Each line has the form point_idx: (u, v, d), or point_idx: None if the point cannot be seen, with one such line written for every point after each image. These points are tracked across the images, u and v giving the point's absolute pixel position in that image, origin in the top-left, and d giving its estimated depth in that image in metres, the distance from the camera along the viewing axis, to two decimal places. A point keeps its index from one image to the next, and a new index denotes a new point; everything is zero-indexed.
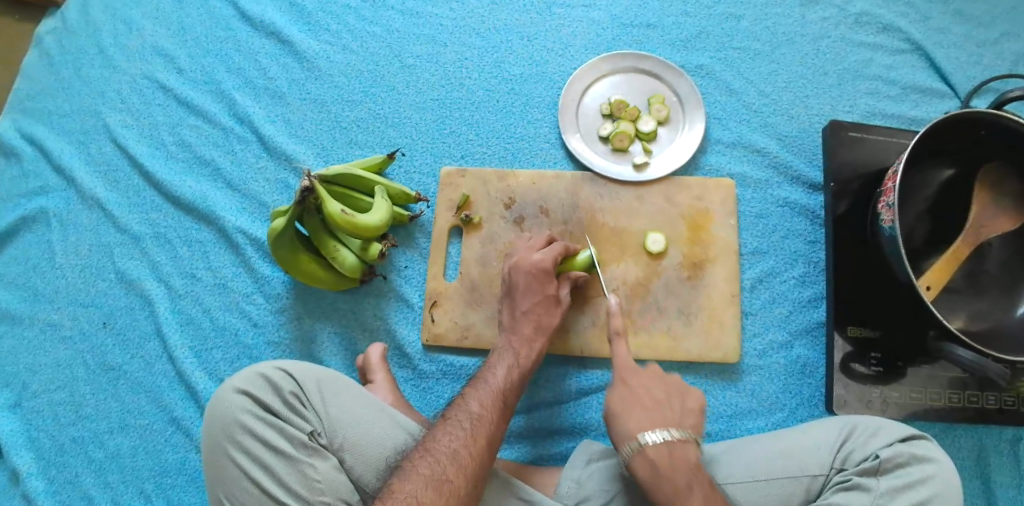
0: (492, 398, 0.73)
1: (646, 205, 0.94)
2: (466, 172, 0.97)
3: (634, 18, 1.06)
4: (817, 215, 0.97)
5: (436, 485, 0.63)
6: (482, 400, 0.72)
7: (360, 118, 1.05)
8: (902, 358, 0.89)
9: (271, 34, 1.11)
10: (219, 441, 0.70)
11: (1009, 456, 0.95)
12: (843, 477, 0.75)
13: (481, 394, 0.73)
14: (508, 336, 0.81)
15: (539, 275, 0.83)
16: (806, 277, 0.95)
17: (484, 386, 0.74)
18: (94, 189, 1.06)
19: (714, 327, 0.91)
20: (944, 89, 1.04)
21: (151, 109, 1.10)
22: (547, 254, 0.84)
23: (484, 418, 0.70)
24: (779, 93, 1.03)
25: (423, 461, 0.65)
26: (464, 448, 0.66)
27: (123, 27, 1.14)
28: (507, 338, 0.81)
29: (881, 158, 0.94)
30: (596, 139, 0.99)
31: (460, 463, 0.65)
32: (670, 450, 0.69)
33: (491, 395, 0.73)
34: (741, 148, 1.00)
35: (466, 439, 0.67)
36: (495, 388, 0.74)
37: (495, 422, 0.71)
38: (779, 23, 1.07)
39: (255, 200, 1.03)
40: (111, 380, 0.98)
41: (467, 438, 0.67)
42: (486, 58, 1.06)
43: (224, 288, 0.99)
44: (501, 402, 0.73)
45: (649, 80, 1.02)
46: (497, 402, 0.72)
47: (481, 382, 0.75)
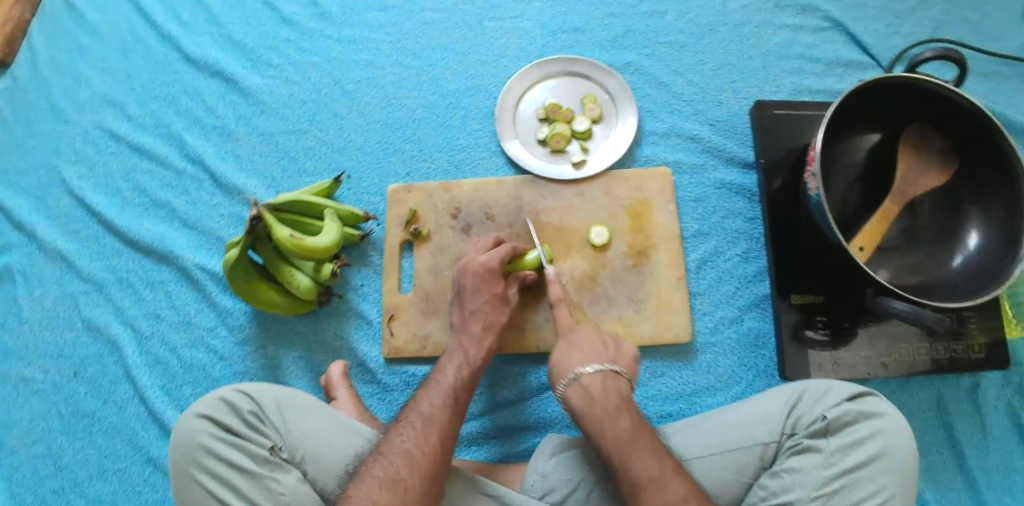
0: (443, 397, 0.76)
1: (588, 200, 0.98)
2: (411, 187, 1.00)
3: (563, 23, 1.10)
4: (753, 193, 1.01)
5: (390, 485, 0.66)
6: (434, 400, 0.75)
7: (306, 147, 1.08)
8: (847, 319, 0.92)
9: (215, 74, 1.14)
10: (184, 466, 0.71)
11: (968, 405, 0.98)
12: (794, 442, 0.78)
13: (433, 394, 0.76)
14: (457, 336, 0.84)
15: (487, 275, 0.86)
16: (748, 253, 0.98)
17: (433, 386, 0.77)
18: (54, 242, 1.08)
19: (663, 311, 0.94)
20: (866, 60, 1.09)
21: (105, 158, 1.12)
22: (494, 255, 0.87)
23: (435, 418, 0.73)
24: (707, 80, 1.07)
25: (378, 464, 0.68)
26: (416, 448, 0.69)
27: (72, 81, 1.17)
28: (457, 338, 0.84)
29: (806, 132, 0.98)
30: (535, 143, 1.03)
31: (412, 463, 0.68)
32: (637, 436, 0.72)
33: (441, 395, 0.76)
34: (675, 137, 1.04)
35: (420, 439, 0.70)
36: (447, 385, 0.77)
37: (449, 421, 0.73)
38: (702, 15, 1.11)
39: (212, 235, 1.05)
40: (87, 428, 0.99)
41: (418, 437, 0.70)
42: (424, 76, 1.09)
43: (188, 325, 1.01)
44: (452, 399, 0.76)
45: (581, 82, 1.05)
46: (451, 399, 0.75)
47: (433, 383, 0.78)
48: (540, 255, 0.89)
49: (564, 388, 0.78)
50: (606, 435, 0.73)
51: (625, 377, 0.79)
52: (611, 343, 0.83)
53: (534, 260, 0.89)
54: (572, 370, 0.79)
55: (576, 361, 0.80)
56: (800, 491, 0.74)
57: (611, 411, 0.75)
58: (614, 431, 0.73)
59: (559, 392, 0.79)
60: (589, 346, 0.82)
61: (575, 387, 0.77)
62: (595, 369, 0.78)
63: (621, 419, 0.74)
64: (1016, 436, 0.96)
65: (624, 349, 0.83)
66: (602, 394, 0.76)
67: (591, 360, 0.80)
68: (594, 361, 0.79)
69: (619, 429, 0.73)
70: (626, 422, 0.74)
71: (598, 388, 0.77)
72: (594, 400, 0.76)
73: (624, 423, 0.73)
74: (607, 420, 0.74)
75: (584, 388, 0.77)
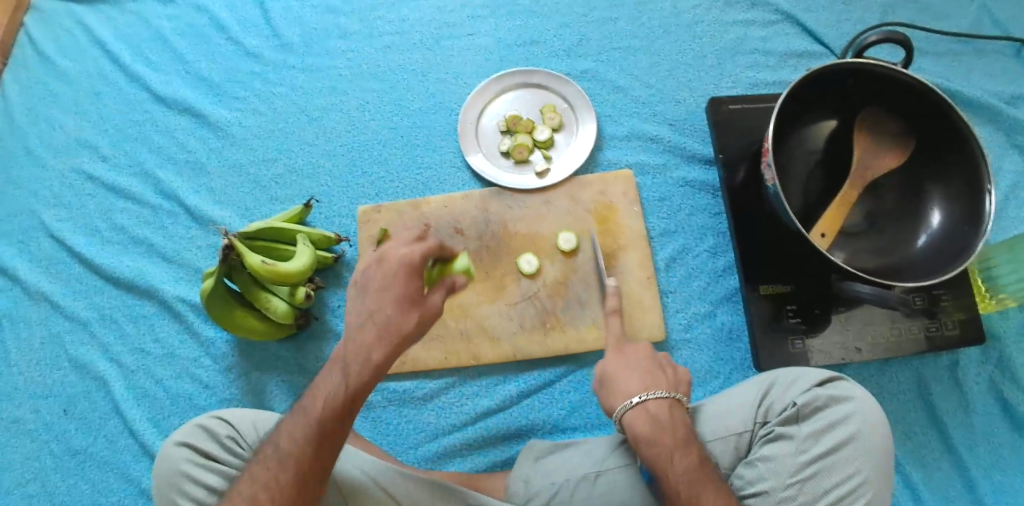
0: None
1: (554, 207, 1.00)
2: (381, 207, 1.03)
3: (519, 36, 1.13)
4: (715, 188, 1.03)
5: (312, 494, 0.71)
6: None
7: (277, 175, 1.10)
8: (817, 306, 0.93)
9: (184, 110, 1.16)
10: (166, 493, 0.73)
11: (948, 382, 0.98)
12: (767, 430, 0.78)
13: None
14: None
15: None
16: (716, 248, 1.00)
17: None
18: (38, 284, 1.10)
19: (635, 311, 0.96)
20: (819, 50, 1.11)
21: (83, 200, 1.15)
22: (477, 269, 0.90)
23: (321, 414, 0.66)
24: (664, 82, 1.09)
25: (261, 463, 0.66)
26: (295, 449, 0.65)
27: (47, 127, 1.20)
28: None
29: (761, 125, 1.00)
30: (498, 155, 1.05)
31: (288, 465, 0.65)
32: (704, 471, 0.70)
33: None
34: (635, 138, 1.06)
35: (299, 440, 0.66)
36: (340, 384, 0.66)
37: (332, 417, 0.66)
38: (654, 18, 1.13)
39: (190, 267, 1.07)
40: (79, 464, 1.01)
41: (297, 438, 0.66)
42: (387, 98, 1.12)
43: (173, 357, 1.03)
44: None
45: (540, 92, 1.08)
46: (342, 395, 0.66)
47: None
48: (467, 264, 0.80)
49: (630, 414, 0.74)
50: (675, 472, 0.69)
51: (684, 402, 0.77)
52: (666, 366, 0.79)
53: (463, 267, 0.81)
54: (634, 395, 0.75)
55: (635, 383, 0.77)
56: (774, 479, 0.75)
57: (674, 443, 0.71)
58: (683, 465, 0.70)
59: (620, 418, 0.75)
60: (642, 369, 0.78)
61: (639, 414, 0.73)
62: (659, 395, 0.75)
63: (689, 453, 0.71)
64: (996, 410, 0.97)
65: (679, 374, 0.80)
66: (667, 424, 0.73)
67: (653, 386, 0.76)
68: (660, 387, 0.76)
69: (689, 464, 0.70)
70: (695, 456, 0.71)
71: (666, 416, 0.73)
72: (659, 428, 0.72)
73: (691, 457, 0.71)
74: (676, 452, 0.70)
75: (648, 415, 0.73)
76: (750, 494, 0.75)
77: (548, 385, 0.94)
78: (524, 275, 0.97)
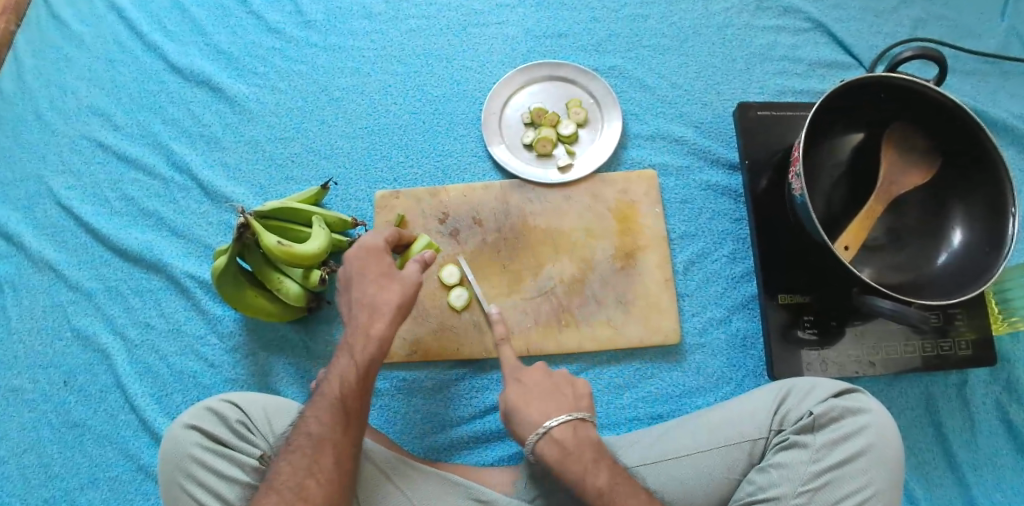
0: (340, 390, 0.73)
1: (574, 203, 0.99)
2: (400, 193, 1.01)
3: (547, 28, 1.11)
4: (738, 194, 1.02)
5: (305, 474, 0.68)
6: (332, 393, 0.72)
7: (293, 154, 1.08)
8: (834, 318, 0.93)
9: (201, 83, 1.14)
10: (173, 476, 0.71)
11: (957, 401, 0.98)
12: (782, 437, 0.78)
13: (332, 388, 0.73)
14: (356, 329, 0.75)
15: None
16: (736, 253, 0.99)
17: (333, 374, 0.74)
18: (43, 251, 1.07)
19: (652, 313, 0.95)
20: (849, 61, 1.10)
21: (92, 168, 1.12)
22: None
23: (341, 402, 0.72)
24: (691, 83, 1.08)
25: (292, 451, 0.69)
26: (325, 437, 0.70)
27: (58, 92, 1.17)
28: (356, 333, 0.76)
29: (790, 132, 0.99)
30: (521, 147, 1.04)
31: (320, 451, 0.69)
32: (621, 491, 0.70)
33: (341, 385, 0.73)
34: (660, 139, 1.05)
35: (326, 429, 0.70)
36: (354, 369, 0.73)
37: (354, 403, 0.72)
38: (684, 18, 1.12)
39: (200, 243, 1.05)
40: (77, 437, 0.99)
41: (324, 426, 0.70)
42: (409, 82, 1.10)
43: (178, 333, 1.01)
44: (356, 392, 0.73)
45: (566, 86, 1.06)
46: (359, 381, 0.73)
47: (332, 372, 0.74)
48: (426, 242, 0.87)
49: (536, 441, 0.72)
50: (594, 493, 0.71)
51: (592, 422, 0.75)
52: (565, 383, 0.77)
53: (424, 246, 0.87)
54: (538, 425, 0.73)
55: (535, 410, 0.74)
56: (786, 486, 0.74)
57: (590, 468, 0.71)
58: (597, 487, 0.71)
59: (528, 445, 0.73)
60: (545, 392, 0.76)
61: (548, 442, 0.72)
62: (561, 420, 0.73)
63: (600, 473, 0.71)
64: (1004, 432, 0.96)
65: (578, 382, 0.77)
66: (576, 449, 0.72)
67: (555, 409, 0.74)
68: (561, 410, 0.74)
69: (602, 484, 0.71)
70: (608, 476, 0.71)
71: (571, 441, 0.72)
72: (567, 452, 0.72)
73: (603, 475, 0.71)
74: (585, 479, 0.71)
75: (556, 442, 0.72)
76: (761, 499, 0.74)
77: None
78: (444, 285, 0.96)
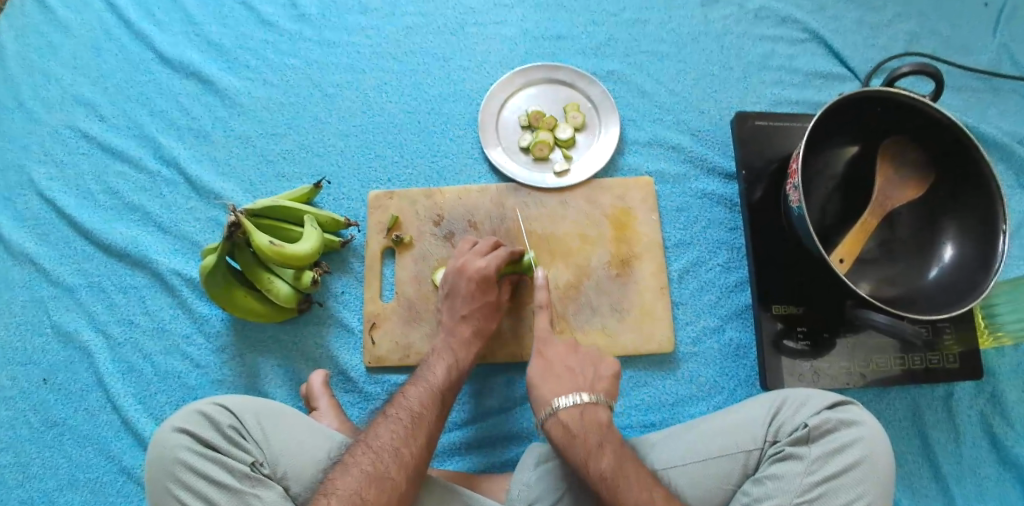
0: (432, 395, 0.77)
1: (570, 208, 0.98)
2: (394, 193, 0.99)
3: (546, 30, 1.10)
4: (734, 202, 1.02)
5: (377, 482, 0.67)
6: (423, 398, 0.76)
7: (285, 150, 1.06)
8: (827, 329, 0.93)
9: (191, 74, 1.12)
10: (161, 483, 0.70)
11: (943, 413, 0.99)
12: (777, 449, 0.78)
13: (423, 392, 0.77)
14: (447, 337, 0.84)
15: (481, 283, 0.86)
16: (730, 263, 0.99)
17: (423, 383, 0.78)
18: (23, 245, 1.04)
19: (645, 320, 0.94)
20: (844, 73, 1.10)
21: (76, 159, 1.09)
22: (491, 261, 0.87)
23: (423, 419, 0.74)
24: (689, 90, 1.08)
25: (366, 458, 0.69)
26: (405, 446, 0.71)
27: (42, 79, 1.14)
28: (447, 339, 0.85)
29: (787, 143, 1.00)
30: (518, 150, 1.03)
31: (401, 460, 0.69)
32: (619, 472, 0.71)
33: (431, 393, 0.77)
34: (657, 145, 1.04)
35: (406, 437, 0.72)
36: (436, 388, 0.78)
37: (433, 420, 0.75)
38: (683, 24, 1.12)
39: (187, 239, 1.03)
40: (56, 437, 0.96)
41: (406, 435, 0.72)
42: (405, 81, 1.08)
43: (163, 332, 0.99)
44: (440, 399, 0.78)
45: (564, 89, 1.05)
46: (438, 401, 0.77)
47: (421, 380, 0.79)
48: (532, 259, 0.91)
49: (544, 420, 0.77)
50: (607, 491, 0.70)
51: (604, 404, 0.77)
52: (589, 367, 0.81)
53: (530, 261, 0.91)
54: (549, 404, 0.77)
55: (550, 391, 0.78)
56: (782, 497, 0.74)
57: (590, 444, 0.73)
58: (599, 469, 0.71)
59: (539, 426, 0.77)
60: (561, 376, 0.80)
61: (554, 421, 0.76)
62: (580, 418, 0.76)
63: (603, 454, 0.72)
64: (988, 445, 0.97)
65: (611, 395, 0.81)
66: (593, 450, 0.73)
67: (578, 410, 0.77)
68: (570, 392, 0.78)
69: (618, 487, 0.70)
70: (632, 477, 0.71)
71: (578, 424, 0.75)
72: (571, 433, 0.74)
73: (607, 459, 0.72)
74: (589, 458, 0.72)
75: (562, 423, 0.75)
76: None
77: None
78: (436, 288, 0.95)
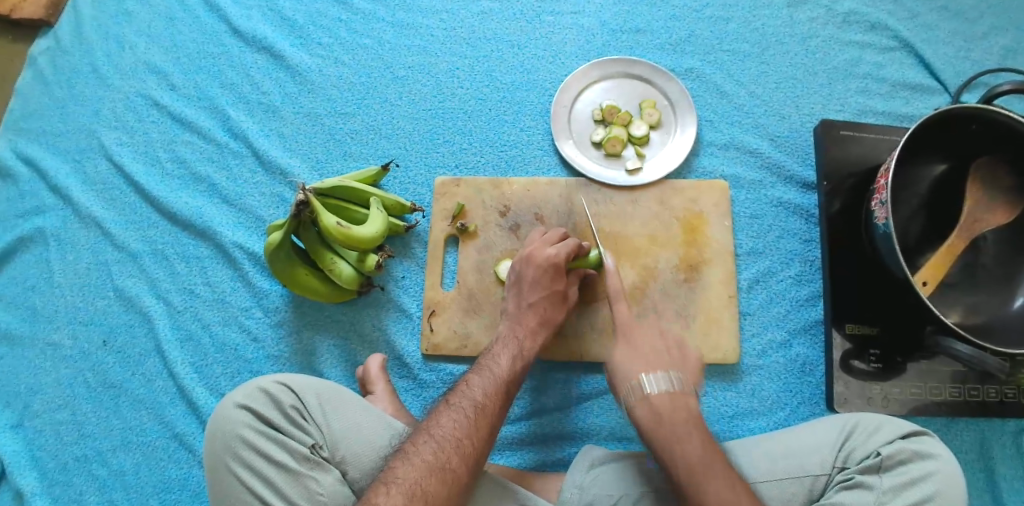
0: (496, 387, 0.75)
1: (640, 208, 0.95)
2: (460, 181, 0.98)
3: (624, 23, 1.07)
4: (811, 213, 0.98)
5: (438, 473, 0.66)
6: (487, 388, 0.75)
7: (353, 130, 1.05)
8: (900, 353, 0.89)
9: (263, 49, 1.11)
10: (221, 457, 0.70)
11: (1013, 449, 0.93)
12: (846, 476, 0.75)
13: (486, 382, 0.75)
14: (513, 327, 0.83)
15: (552, 271, 0.84)
16: (802, 275, 0.95)
17: (487, 373, 0.77)
18: (91, 208, 1.06)
19: (712, 328, 0.92)
20: (934, 85, 1.04)
21: (146, 127, 1.10)
22: (561, 250, 0.85)
23: (486, 410, 0.72)
24: (769, 94, 1.04)
25: (427, 448, 0.67)
26: (467, 438, 0.69)
27: (116, 46, 1.15)
28: (513, 329, 0.83)
29: (873, 155, 0.95)
30: (589, 144, 1.00)
31: (462, 452, 0.68)
32: (683, 441, 0.71)
33: (494, 384, 0.75)
34: (733, 149, 1.01)
35: (469, 429, 0.70)
36: (501, 380, 0.76)
37: (496, 412, 0.73)
38: (767, 25, 1.07)
39: (251, 214, 1.03)
40: (113, 398, 0.98)
41: (469, 426, 0.70)
42: (478, 67, 1.06)
43: (222, 303, 1.00)
44: (504, 392, 0.76)
45: (640, 84, 1.02)
46: (501, 394, 0.75)
47: (486, 369, 0.77)
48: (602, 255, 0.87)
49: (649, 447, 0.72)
50: None
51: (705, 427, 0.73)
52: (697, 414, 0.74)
53: (597, 258, 0.87)
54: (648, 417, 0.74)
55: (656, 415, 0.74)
56: None
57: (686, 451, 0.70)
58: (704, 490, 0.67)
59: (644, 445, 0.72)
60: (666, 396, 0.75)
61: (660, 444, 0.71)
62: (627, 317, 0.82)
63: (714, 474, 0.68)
64: None
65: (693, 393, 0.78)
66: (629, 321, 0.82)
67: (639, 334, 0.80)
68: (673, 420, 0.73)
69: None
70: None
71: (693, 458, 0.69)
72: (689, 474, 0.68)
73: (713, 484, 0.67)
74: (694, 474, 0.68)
75: (673, 458, 0.70)
76: None
77: (613, 392, 0.91)
78: (500, 281, 0.93)
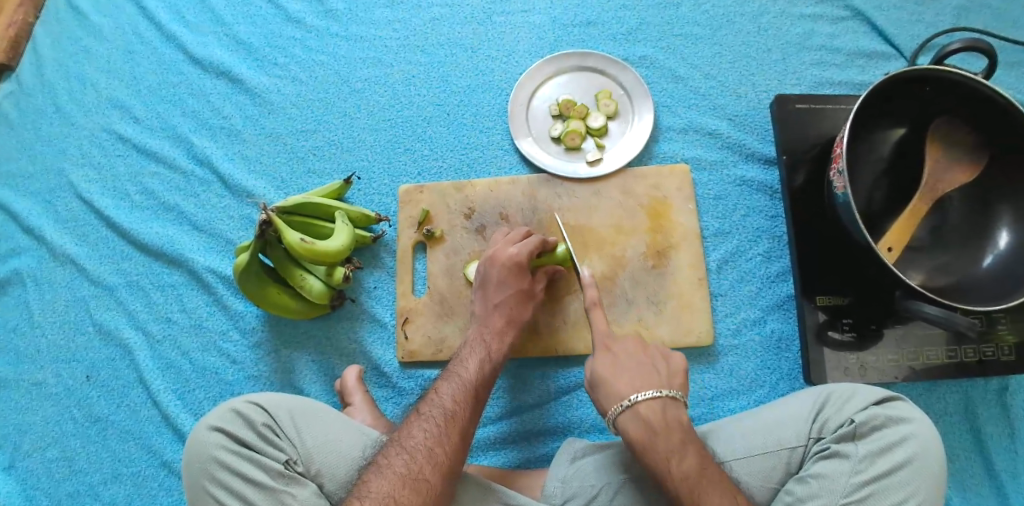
0: (466, 391, 0.76)
1: (604, 199, 0.96)
2: (424, 188, 0.98)
3: (575, 17, 1.07)
4: (775, 189, 0.98)
5: (411, 484, 0.66)
6: (456, 394, 0.75)
7: (316, 146, 1.06)
8: (874, 320, 0.89)
9: (222, 74, 1.12)
10: (198, 481, 0.70)
11: (997, 407, 0.93)
12: (821, 446, 0.75)
13: (456, 387, 0.76)
14: (480, 329, 0.83)
15: (514, 269, 0.85)
16: (771, 252, 0.96)
17: (455, 378, 0.77)
18: (64, 246, 1.06)
19: (684, 312, 0.92)
20: (889, 51, 1.05)
21: (113, 161, 1.11)
22: (523, 247, 0.85)
23: (456, 416, 0.73)
24: (724, 74, 1.04)
25: (399, 459, 0.68)
26: (439, 446, 0.70)
27: (78, 84, 1.16)
28: (480, 331, 0.83)
29: (831, 125, 0.95)
30: (549, 140, 1.01)
31: (435, 461, 0.69)
32: (662, 406, 0.73)
33: (464, 388, 0.76)
34: (692, 132, 1.01)
35: (440, 437, 0.71)
36: (469, 383, 0.77)
37: (468, 417, 0.74)
38: (718, 6, 1.08)
39: (222, 238, 1.04)
40: (100, 432, 0.98)
41: (440, 434, 0.71)
42: (434, 73, 1.07)
43: (200, 329, 1.00)
44: (474, 396, 0.76)
45: (595, 76, 1.03)
46: (471, 398, 0.75)
47: (455, 374, 0.78)
48: (568, 250, 0.87)
49: (618, 414, 0.74)
50: None
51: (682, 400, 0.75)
52: (661, 359, 0.78)
53: (564, 254, 0.87)
54: (624, 396, 0.74)
55: (625, 382, 0.76)
56: (827, 497, 0.70)
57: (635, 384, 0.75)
58: (680, 468, 0.69)
59: (612, 421, 0.75)
60: (637, 368, 0.77)
61: (630, 415, 0.73)
62: (651, 396, 0.74)
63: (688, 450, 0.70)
64: None
65: (673, 364, 0.79)
66: (662, 428, 0.72)
67: (645, 385, 0.75)
68: (648, 386, 0.75)
69: None
70: None
71: (658, 417, 0.73)
72: (652, 429, 0.72)
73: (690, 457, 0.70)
74: (671, 457, 0.70)
75: (640, 416, 0.73)
76: None
77: None
78: (469, 283, 0.93)
